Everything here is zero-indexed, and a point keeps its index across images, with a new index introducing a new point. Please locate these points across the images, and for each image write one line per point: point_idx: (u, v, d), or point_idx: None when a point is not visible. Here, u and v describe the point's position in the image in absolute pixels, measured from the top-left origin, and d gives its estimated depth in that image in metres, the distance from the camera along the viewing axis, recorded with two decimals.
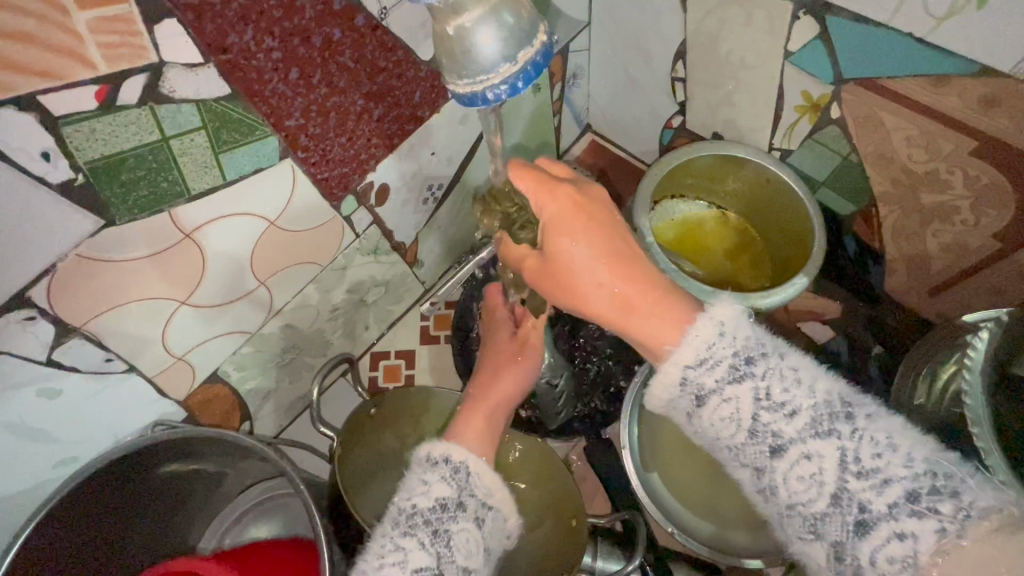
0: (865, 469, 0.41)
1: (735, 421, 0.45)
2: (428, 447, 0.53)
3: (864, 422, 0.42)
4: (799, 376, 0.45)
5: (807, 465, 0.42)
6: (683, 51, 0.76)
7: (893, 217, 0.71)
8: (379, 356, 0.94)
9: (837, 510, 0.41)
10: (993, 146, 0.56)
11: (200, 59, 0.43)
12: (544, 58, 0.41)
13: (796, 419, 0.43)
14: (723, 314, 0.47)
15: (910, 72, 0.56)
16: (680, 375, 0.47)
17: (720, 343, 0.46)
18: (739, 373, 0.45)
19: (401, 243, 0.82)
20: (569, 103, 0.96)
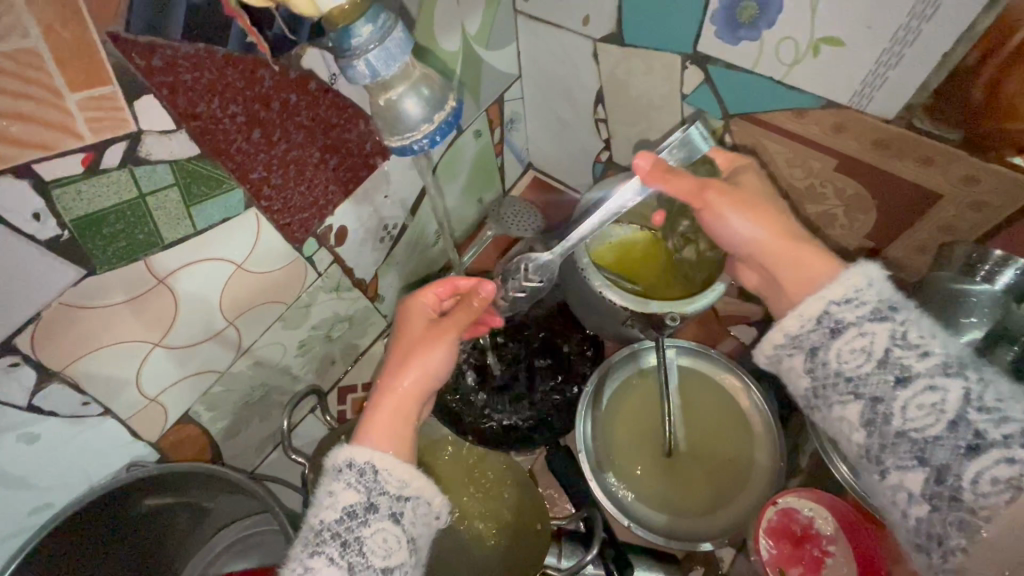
0: (988, 407, 0.47)
1: (866, 352, 0.52)
2: (336, 452, 0.57)
3: (988, 377, 0.48)
4: (934, 332, 0.51)
5: (932, 394, 0.49)
6: (601, 96, 0.88)
7: (790, 227, 0.82)
8: (347, 390, 0.99)
9: (952, 436, 0.47)
10: (849, 163, 0.68)
11: (173, 126, 0.50)
12: (456, 119, 0.50)
13: (927, 358, 0.50)
14: (871, 270, 0.54)
15: (777, 106, 0.68)
16: (822, 309, 0.55)
17: (867, 290, 0.53)
18: (881, 314, 0.52)
19: (361, 279, 0.88)
20: (510, 145, 1.06)
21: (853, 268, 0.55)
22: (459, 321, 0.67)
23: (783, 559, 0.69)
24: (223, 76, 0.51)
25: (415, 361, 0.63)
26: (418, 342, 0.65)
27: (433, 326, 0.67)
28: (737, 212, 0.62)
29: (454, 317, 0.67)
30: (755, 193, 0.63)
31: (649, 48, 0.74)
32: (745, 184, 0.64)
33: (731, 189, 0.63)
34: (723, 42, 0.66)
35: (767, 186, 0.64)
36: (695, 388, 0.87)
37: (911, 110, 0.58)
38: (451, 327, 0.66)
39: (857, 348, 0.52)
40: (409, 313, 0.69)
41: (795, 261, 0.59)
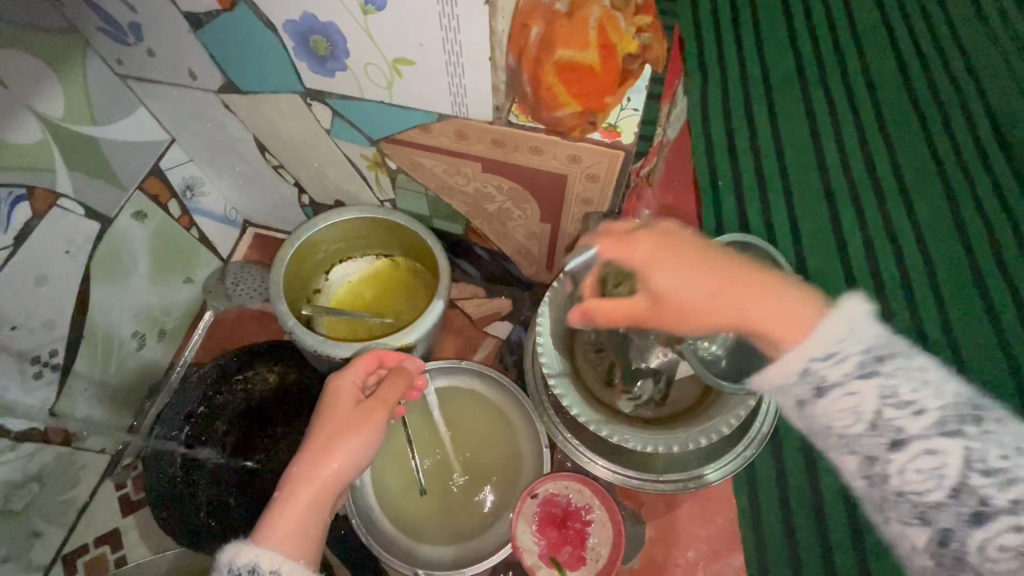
0: (990, 468, 0.46)
1: (937, 470, 0.48)
2: (233, 554, 0.53)
3: (987, 430, 0.48)
4: (926, 377, 0.50)
5: (932, 458, 0.48)
6: (263, 145, 0.81)
7: (486, 227, 0.85)
8: (73, 556, 0.81)
9: (957, 504, 0.47)
10: (488, 164, 0.70)
11: None
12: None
13: (924, 416, 0.49)
14: (852, 312, 0.53)
15: (405, 127, 0.68)
16: (804, 365, 0.53)
17: (848, 341, 0.52)
18: (868, 369, 0.51)
19: (27, 429, 0.72)
20: (202, 213, 0.95)
21: (836, 313, 0.53)
22: (388, 396, 0.62)
23: (552, 546, 0.71)
24: None
25: (341, 443, 0.58)
26: (346, 421, 0.60)
27: (361, 404, 0.61)
28: (694, 323, 0.57)
29: (382, 393, 0.62)
30: (675, 315, 0.56)
31: (266, 92, 0.69)
32: (661, 284, 0.56)
33: (638, 312, 0.58)
34: (319, 76, 0.63)
35: (672, 286, 0.56)
36: (456, 404, 0.86)
37: (500, 110, 0.61)
38: (383, 406, 0.61)
39: (847, 356, 0.52)
40: (335, 387, 0.63)
41: (762, 313, 0.55)
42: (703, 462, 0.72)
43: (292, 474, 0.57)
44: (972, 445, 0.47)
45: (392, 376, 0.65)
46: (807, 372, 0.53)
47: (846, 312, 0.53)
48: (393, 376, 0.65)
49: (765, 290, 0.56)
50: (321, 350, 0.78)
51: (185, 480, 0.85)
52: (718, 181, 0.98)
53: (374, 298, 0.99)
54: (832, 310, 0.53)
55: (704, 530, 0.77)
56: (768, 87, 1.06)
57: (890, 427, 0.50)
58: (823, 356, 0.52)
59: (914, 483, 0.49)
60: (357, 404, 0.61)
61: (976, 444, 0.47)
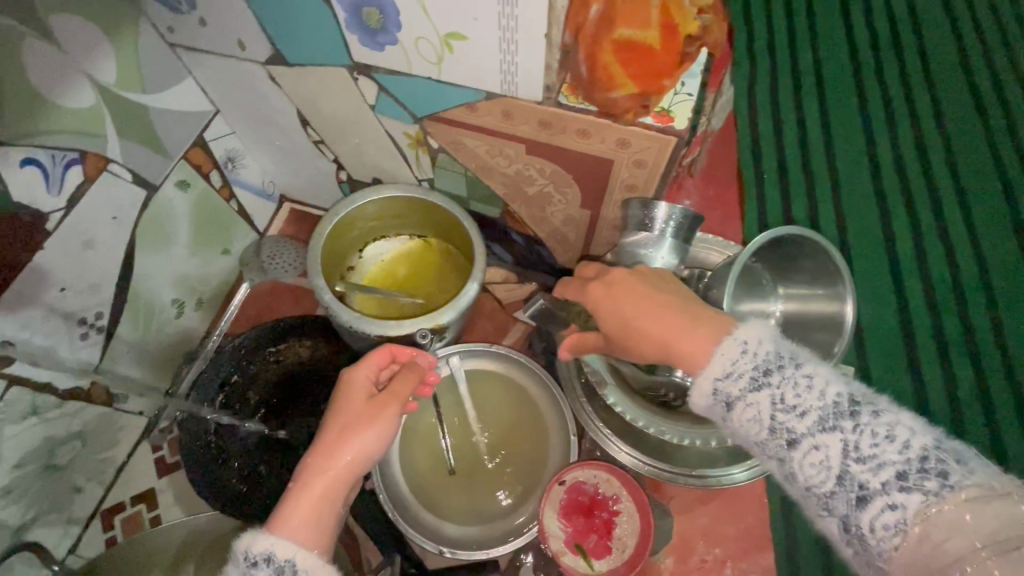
0: (864, 456, 0.44)
1: (827, 467, 0.45)
2: (248, 541, 0.51)
3: (865, 418, 0.45)
4: (813, 382, 0.48)
5: (818, 454, 0.46)
6: (305, 119, 0.81)
7: (524, 211, 0.84)
8: (111, 512, 0.83)
9: (841, 492, 0.44)
10: (533, 145, 0.69)
11: None
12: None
13: (806, 417, 0.47)
14: (744, 334, 0.51)
15: (452, 105, 0.67)
16: (711, 387, 0.51)
17: (742, 359, 0.50)
18: (759, 383, 0.49)
19: (72, 388, 0.74)
20: (241, 186, 0.96)
21: (735, 337, 0.51)
22: (401, 391, 0.61)
23: (578, 533, 0.71)
24: None
25: (355, 435, 0.57)
26: (359, 415, 0.59)
27: (375, 398, 0.60)
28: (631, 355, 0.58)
29: (395, 388, 0.61)
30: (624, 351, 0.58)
31: (314, 65, 0.69)
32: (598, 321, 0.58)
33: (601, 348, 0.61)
34: (369, 49, 0.63)
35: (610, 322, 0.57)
36: (486, 388, 0.86)
37: (551, 89, 0.60)
38: (397, 399, 0.60)
39: (742, 372, 0.50)
40: (347, 381, 0.61)
41: (683, 337, 0.53)
42: (731, 462, 0.71)
43: (304, 468, 0.56)
44: (849, 435, 0.45)
45: (405, 370, 0.63)
46: (714, 391, 0.50)
47: (744, 334, 0.51)
48: (405, 372, 0.64)
49: (677, 313, 0.54)
50: (355, 326, 0.78)
51: (219, 446, 0.87)
52: (762, 174, 0.95)
53: (406, 278, 0.99)
54: (729, 335, 0.51)
55: (732, 528, 0.76)
56: (819, 78, 1.02)
57: (785, 432, 0.47)
58: (723, 375, 0.50)
59: (811, 476, 0.46)
60: (371, 398, 0.60)
61: (855, 434, 0.45)
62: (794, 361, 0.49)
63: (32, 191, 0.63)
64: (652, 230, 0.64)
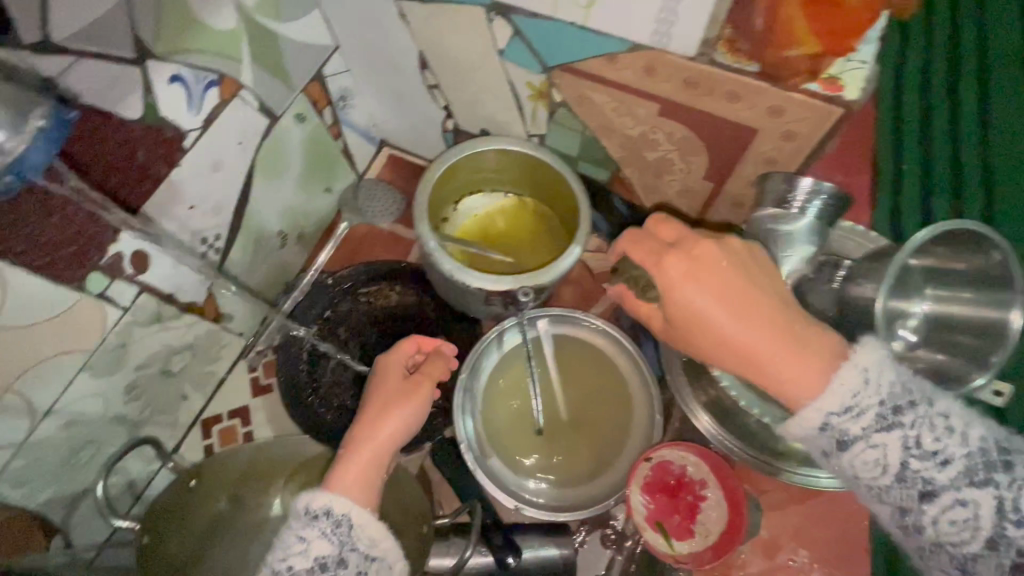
0: (1021, 516, 0.45)
1: (970, 524, 0.46)
2: (308, 499, 0.54)
3: (1020, 471, 0.46)
4: (951, 425, 0.48)
5: (962, 510, 0.47)
6: (425, 61, 0.80)
7: (636, 177, 0.80)
8: (209, 422, 0.89)
9: (981, 554, 0.46)
10: (670, 106, 0.65)
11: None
12: (50, 144, 0.45)
13: (949, 467, 0.47)
14: (865, 360, 0.49)
15: (590, 54, 0.63)
16: (821, 420, 0.50)
17: (864, 395, 0.49)
18: (888, 423, 0.48)
19: (190, 303, 0.78)
20: (348, 126, 0.96)
21: (852, 360, 0.49)
22: (433, 374, 0.64)
23: (659, 512, 0.70)
24: None
25: (397, 410, 0.60)
26: (398, 392, 0.62)
27: (410, 379, 0.63)
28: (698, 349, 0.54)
29: (429, 370, 0.64)
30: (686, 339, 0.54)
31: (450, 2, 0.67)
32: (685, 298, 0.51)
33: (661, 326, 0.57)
34: None
35: (697, 310, 0.51)
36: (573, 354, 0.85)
37: (707, 44, 0.56)
38: (429, 381, 0.63)
39: (866, 409, 0.48)
40: (384, 363, 0.65)
41: (776, 354, 0.50)
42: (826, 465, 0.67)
43: (349, 437, 0.59)
44: (999, 491, 0.46)
45: (434, 357, 0.66)
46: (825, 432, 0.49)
47: (862, 360, 0.49)
48: (435, 357, 0.67)
49: (789, 320, 0.51)
50: (455, 276, 0.77)
51: (310, 376, 0.90)
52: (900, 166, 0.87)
53: (498, 235, 0.98)
54: (846, 360, 0.50)
55: (825, 532, 0.73)
56: None
57: (907, 477, 0.48)
58: (841, 410, 0.49)
59: (947, 530, 0.47)
60: (406, 379, 0.63)
61: (998, 484, 0.46)
62: (928, 401, 0.48)
63: (176, 108, 0.64)
64: (791, 206, 0.59)
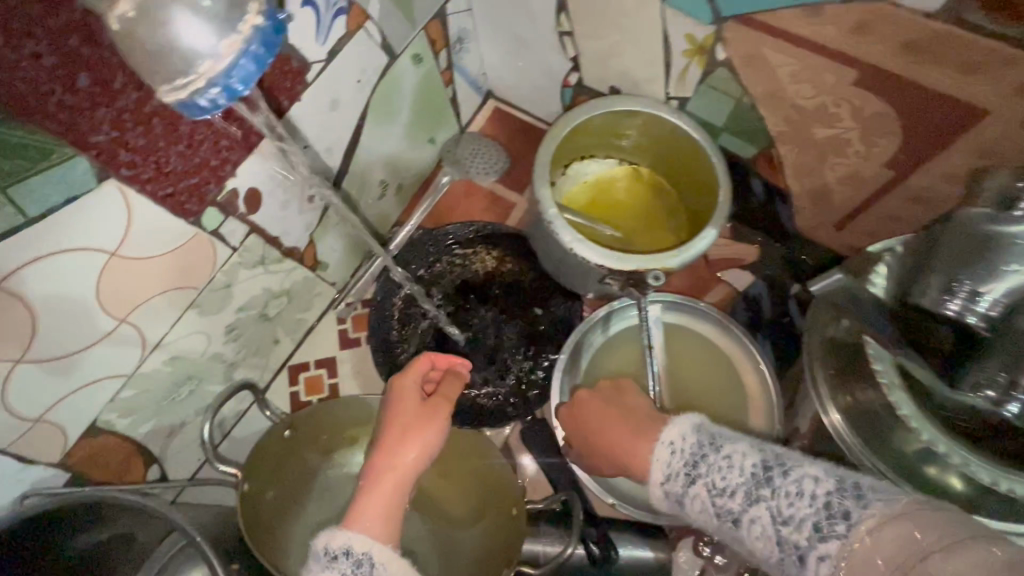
0: (788, 518, 0.42)
1: (772, 540, 0.43)
2: (326, 538, 0.48)
3: (781, 480, 0.44)
4: (731, 458, 0.47)
5: (757, 527, 0.44)
6: (564, 3, 0.71)
7: (792, 156, 0.70)
8: (297, 369, 0.88)
9: (785, 557, 0.43)
10: (872, 74, 0.55)
11: (188, 70, 0.35)
12: (264, 49, 0.37)
13: (734, 497, 0.45)
14: (673, 433, 0.51)
15: (786, 3, 0.54)
16: (663, 493, 0.50)
17: (675, 456, 0.50)
18: (692, 475, 0.48)
19: (292, 248, 0.75)
20: (460, 72, 0.89)
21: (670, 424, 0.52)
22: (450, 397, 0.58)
23: None
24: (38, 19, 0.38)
25: (416, 439, 0.53)
26: (415, 418, 0.56)
27: (427, 403, 0.57)
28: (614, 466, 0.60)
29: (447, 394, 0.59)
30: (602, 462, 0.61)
31: None
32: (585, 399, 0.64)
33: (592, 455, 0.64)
34: None
35: (583, 422, 0.64)
36: (683, 344, 0.80)
37: None
38: (448, 404, 0.58)
39: (677, 472, 0.49)
40: (397, 386, 0.58)
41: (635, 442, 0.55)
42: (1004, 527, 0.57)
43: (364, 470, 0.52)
44: (767, 504, 0.44)
45: (449, 378, 0.61)
46: (661, 494, 0.50)
47: (669, 434, 0.51)
48: (449, 378, 0.61)
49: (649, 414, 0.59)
50: (574, 251, 0.70)
51: (401, 337, 0.85)
52: None
53: (607, 208, 0.87)
54: (658, 439, 0.52)
55: None
56: None
57: (733, 516, 0.45)
58: (665, 475, 0.50)
59: (768, 554, 0.44)
60: (423, 404, 0.57)
61: (777, 501, 0.43)
62: (714, 446, 0.48)
63: (306, 36, 0.59)
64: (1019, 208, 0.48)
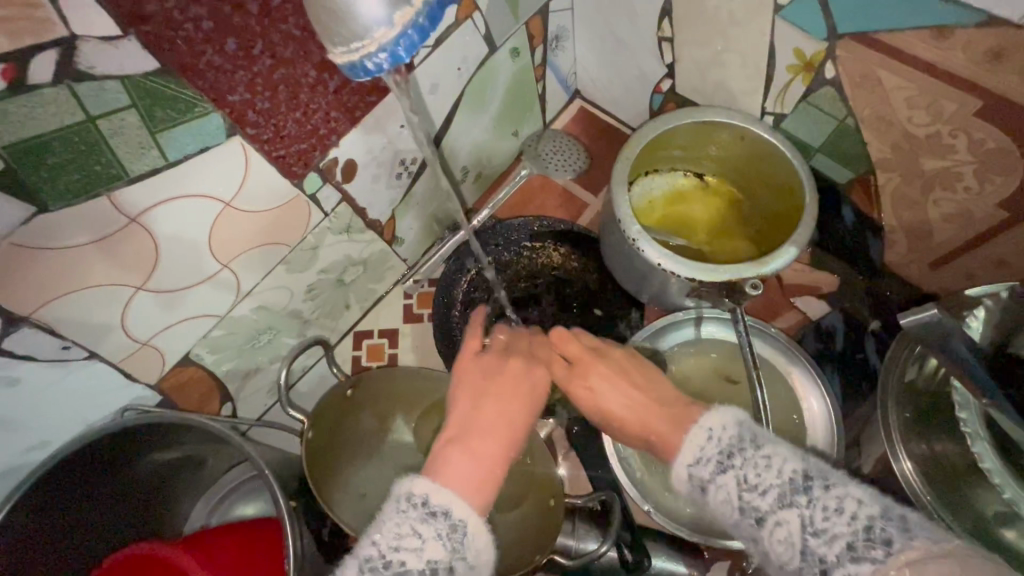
0: (816, 529, 0.40)
1: (792, 548, 0.41)
2: (424, 486, 0.43)
3: (819, 492, 0.41)
4: (770, 460, 0.44)
5: (780, 531, 0.42)
6: (669, 8, 0.71)
7: (893, 186, 0.67)
8: (362, 335, 0.93)
9: (806, 567, 0.41)
10: (998, 104, 0.53)
11: (358, 32, 0.37)
12: (431, 23, 0.38)
13: (767, 494, 0.43)
14: (713, 421, 0.48)
15: (912, 24, 0.52)
16: (685, 473, 0.48)
17: (709, 442, 0.47)
18: (723, 466, 0.46)
19: (375, 221, 0.79)
20: (553, 69, 0.90)
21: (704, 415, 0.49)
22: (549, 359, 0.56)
23: None
24: None
25: (520, 401, 0.51)
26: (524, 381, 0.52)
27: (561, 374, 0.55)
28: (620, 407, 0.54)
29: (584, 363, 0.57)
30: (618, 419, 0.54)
31: None
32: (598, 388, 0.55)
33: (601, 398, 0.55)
34: None
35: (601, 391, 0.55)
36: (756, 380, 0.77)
37: None
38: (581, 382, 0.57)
39: (709, 457, 0.47)
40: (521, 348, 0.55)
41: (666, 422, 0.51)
42: None
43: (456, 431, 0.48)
44: (801, 511, 0.41)
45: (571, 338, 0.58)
46: (686, 476, 0.48)
47: (710, 420, 0.48)
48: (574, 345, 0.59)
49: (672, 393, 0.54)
50: (649, 255, 0.70)
51: (461, 320, 0.87)
52: None
53: (678, 222, 0.84)
54: (694, 423, 0.49)
55: None
56: None
57: (758, 514, 0.43)
58: (694, 460, 0.47)
59: (785, 558, 0.42)
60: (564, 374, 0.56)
61: (811, 510, 0.41)
62: (753, 443, 0.46)
63: None
64: None
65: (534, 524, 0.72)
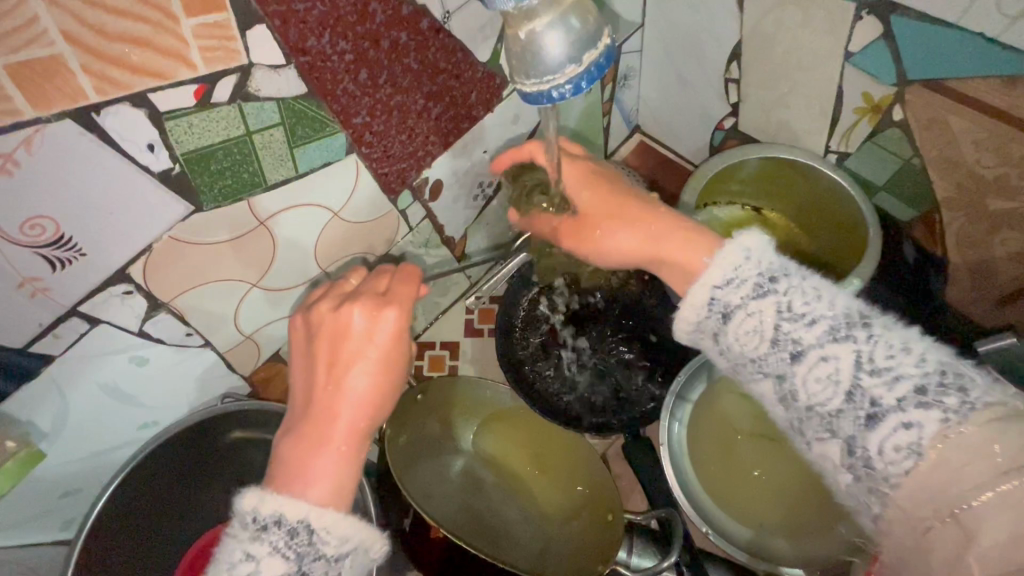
0: (877, 368, 0.41)
1: (833, 382, 0.42)
2: (254, 502, 0.42)
3: (878, 330, 0.42)
4: (821, 292, 0.45)
5: (825, 366, 0.42)
6: (738, 53, 0.75)
7: (958, 224, 0.69)
8: (425, 346, 0.97)
9: (850, 409, 0.41)
10: None
11: (554, 68, 0.42)
12: (607, 61, 0.44)
13: (814, 327, 0.44)
14: (749, 242, 0.48)
15: (981, 71, 0.57)
16: (707, 296, 0.49)
17: (745, 265, 0.47)
18: (763, 290, 0.46)
19: (450, 238, 0.84)
20: (619, 105, 0.95)
21: (733, 242, 0.49)
22: (408, 297, 0.51)
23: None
24: (353, 30, 0.49)
25: (371, 368, 0.48)
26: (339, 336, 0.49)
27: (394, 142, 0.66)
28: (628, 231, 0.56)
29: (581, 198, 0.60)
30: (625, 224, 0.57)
31: None
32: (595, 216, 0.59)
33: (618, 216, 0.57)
34: None
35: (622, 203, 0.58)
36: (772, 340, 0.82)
37: None
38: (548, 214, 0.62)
39: (742, 282, 0.47)
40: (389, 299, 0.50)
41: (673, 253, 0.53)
42: None
43: (298, 422, 0.47)
44: (856, 351, 0.42)
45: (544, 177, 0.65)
46: (712, 302, 0.48)
47: (750, 249, 0.48)
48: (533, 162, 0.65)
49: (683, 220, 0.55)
50: None
51: None
52: None
53: None
54: (731, 245, 0.49)
55: None
56: None
57: (800, 349, 0.44)
58: (724, 284, 0.48)
59: (824, 401, 0.43)
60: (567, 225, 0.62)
61: (867, 350, 0.42)
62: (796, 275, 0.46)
63: None
64: None
65: (599, 542, 0.73)
